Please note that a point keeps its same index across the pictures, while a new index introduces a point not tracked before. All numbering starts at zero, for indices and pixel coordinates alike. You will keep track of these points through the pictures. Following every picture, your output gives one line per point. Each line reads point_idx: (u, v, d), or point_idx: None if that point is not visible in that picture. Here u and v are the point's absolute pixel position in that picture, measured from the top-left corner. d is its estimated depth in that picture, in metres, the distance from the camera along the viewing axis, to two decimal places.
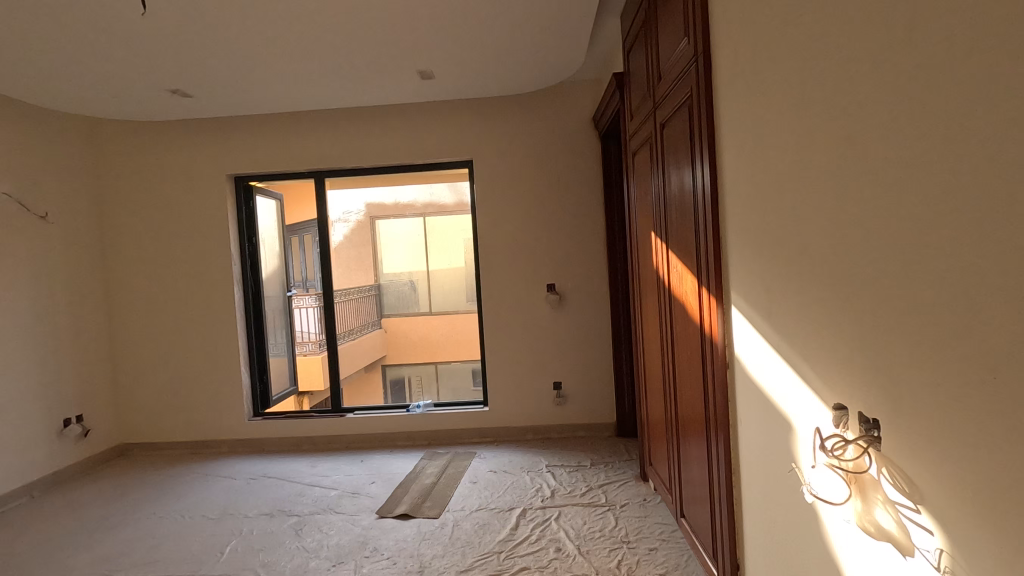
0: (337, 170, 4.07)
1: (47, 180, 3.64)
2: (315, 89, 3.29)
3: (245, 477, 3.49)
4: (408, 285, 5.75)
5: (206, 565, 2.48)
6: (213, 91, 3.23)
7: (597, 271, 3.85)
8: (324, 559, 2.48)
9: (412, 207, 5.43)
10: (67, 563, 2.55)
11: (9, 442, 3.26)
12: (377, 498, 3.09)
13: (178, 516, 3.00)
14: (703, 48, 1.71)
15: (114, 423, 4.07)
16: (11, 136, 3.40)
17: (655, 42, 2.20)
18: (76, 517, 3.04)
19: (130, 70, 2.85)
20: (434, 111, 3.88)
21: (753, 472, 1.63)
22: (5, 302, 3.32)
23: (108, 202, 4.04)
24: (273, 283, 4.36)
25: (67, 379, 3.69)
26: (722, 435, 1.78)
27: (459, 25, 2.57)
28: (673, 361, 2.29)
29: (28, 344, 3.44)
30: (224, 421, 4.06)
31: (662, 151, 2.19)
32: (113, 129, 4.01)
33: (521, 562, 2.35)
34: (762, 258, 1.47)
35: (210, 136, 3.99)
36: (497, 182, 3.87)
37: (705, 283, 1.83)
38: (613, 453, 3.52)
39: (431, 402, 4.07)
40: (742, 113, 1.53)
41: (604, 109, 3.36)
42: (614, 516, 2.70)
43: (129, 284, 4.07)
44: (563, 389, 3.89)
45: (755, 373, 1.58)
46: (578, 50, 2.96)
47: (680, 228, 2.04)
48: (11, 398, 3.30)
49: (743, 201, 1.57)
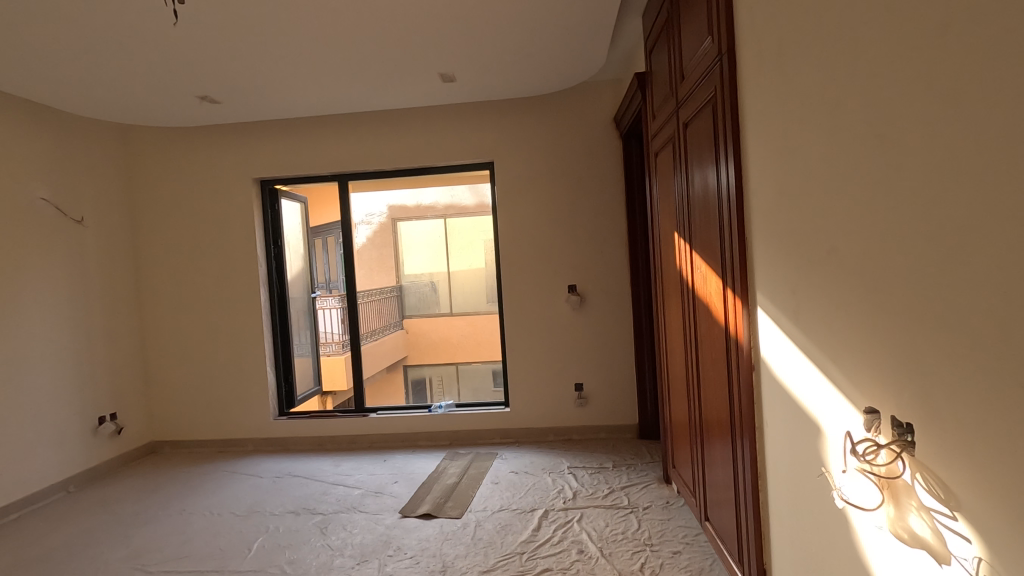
0: (360, 173, 4.12)
1: (83, 186, 3.76)
2: (338, 94, 3.35)
3: (271, 476, 3.56)
4: (429, 286, 5.81)
5: (234, 561, 2.54)
6: (239, 97, 3.30)
7: (618, 272, 3.83)
8: (348, 557, 2.51)
9: (434, 208, 5.52)
10: (102, 557, 2.63)
11: (48, 439, 3.38)
12: (399, 497, 3.11)
13: (207, 512, 3.08)
14: (727, 46, 1.69)
15: (146, 421, 4.18)
16: (50, 144, 3.53)
17: (677, 41, 2.18)
18: (111, 513, 3.13)
19: (160, 78, 2.93)
20: (455, 114, 3.91)
21: (780, 475, 1.60)
22: (43, 303, 3.44)
23: (140, 206, 4.16)
24: (298, 285, 4.43)
25: (102, 379, 3.81)
26: (748, 438, 1.76)
27: (479, 28, 2.59)
28: (696, 362, 2.26)
29: (65, 344, 3.56)
30: (251, 420, 4.14)
31: (685, 150, 2.17)
32: (145, 136, 4.12)
33: (543, 563, 2.35)
34: (789, 258, 1.45)
35: (237, 141, 4.08)
36: (518, 183, 3.88)
37: (730, 283, 1.81)
38: (635, 455, 3.49)
39: (453, 403, 4.09)
40: (767, 113, 1.51)
41: (625, 109, 3.35)
42: (636, 519, 2.68)
43: (159, 286, 4.18)
44: (584, 390, 3.88)
45: (782, 375, 1.55)
46: (599, 50, 2.95)
47: (704, 229, 2.02)
48: (48, 396, 3.42)
49: (769, 201, 1.55)
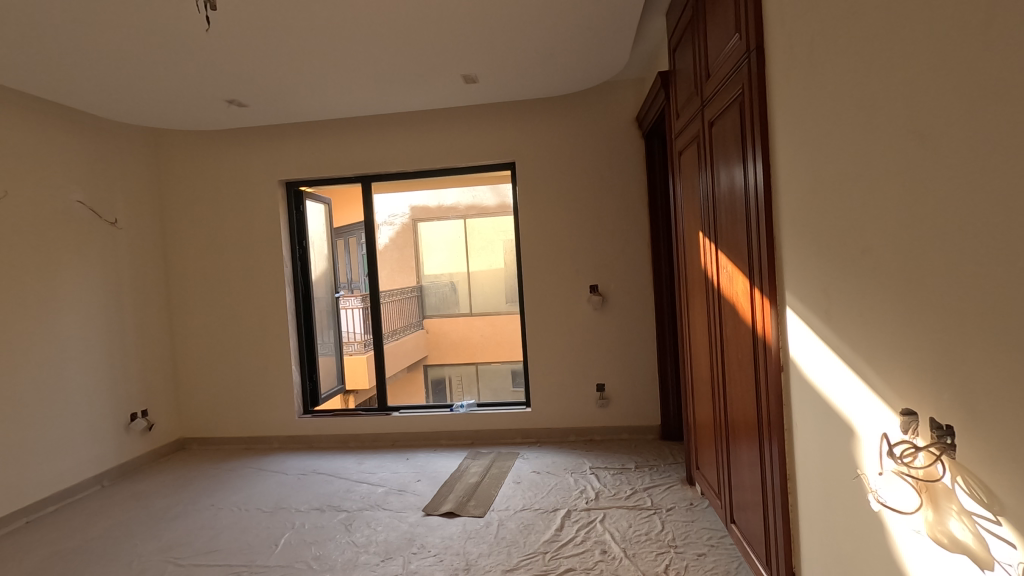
0: (384, 175, 4.16)
1: (116, 189, 3.87)
2: (362, 96, 3.38)
3: (296, 473, 3.62)
4: (449, 287, 5.79)
5: (262, 556, 2.59)
6: (266, 100, 3.36)
7: (639, 272, 3.81)
8: (373, 554, 2.53)
9: (455, 209, 5.54)
10: (136, 550, 2.71)
11: (83, 434, 3.48)
12: (423, 496, 3.14)
13: (235, 508, 3.14)
14: (756, 42, 1.67)
15: (175, 418, 4.29)
16: (84, 148, 3.64)
17: (703, 39, 2.16)
18: (143, 507, 3.21)
19: (190, 82, 3.00)
20: (477, 114, 3.93)
21: (811, 478, 1.58)
22: (78, 302, 3.54)
23: (170, 209, 4.26)
24: (322, 285, 4.49)
25: (133, 376, 3.91)
26: (776, 440, 1.74)
27: (502, 28, 2.60)
28: (722, 364, 2.24)
29: (99, 343, 3.67)
30: (276, 417, 4.21)
31: (711, 149, 2.15)
32: (174, 139, 4.22)
33: (567, 563, 2.35)
34: (821, 257, 1.43)
35: (264, 144, 4.15)
36: (539, 183, 3.88)
37: (758, 283, 1.79)
38: (658, 456, 3.47)
39: (474, 402, 4.11)
40: (799, 110, 1.48)
41: (648, 108, 3.32)
42: (660, 520, 2.66)
43: (188, 286, 4.28)
44: (606, 390, 3.86)
45: (811, 376, 1.53)
46: (623, 49, 2.94)
47: (731, 229, 2.00)
48: (83, 393, 3.52)
49: (798, 200, 1.53)
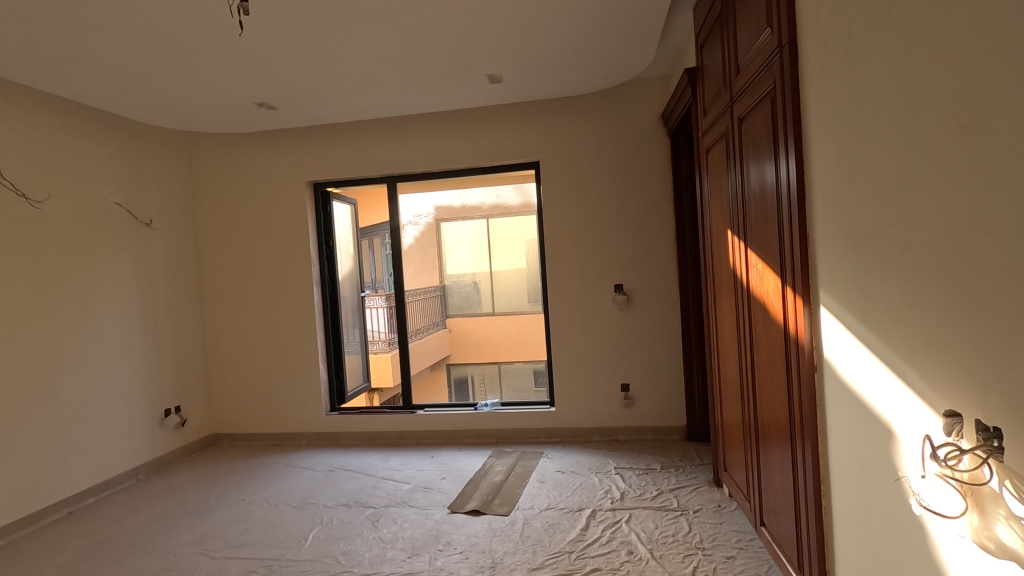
0: (409, 175, 4.20)
1: (151, 191, 3.98)
2: (388, 97, 3.42)
3: (324, 469, 3.68)
4: (471, 286, 5.83)
5: (292, 550, 2.64)
6: (295, 103, 3.42)
7: (665, 270, 3.78)
8: (400, 550, 2.56)
9: (479, 209, 5.59)
10: (171, 542, 2.78)
11: (120, 430, 3.60)
12: (448, 493, 3.17)
13: (265, 503, 3.20)
14: (789, 36, 1.64)
15: (206, 414, 4.39)
16: (120, 151, 3.75)
17: (733, 34, 2.13)
18: (177, 500, 3.30)
19: (222, 85, 3.07)
20: (501, 114, 3.94)
21: (846, 481, 1.55)
22: (116, 301, 3.66)
23: (202, 210, 4.37)
24: (348, 284, 4.58)
25: (167, 373, 4.02)
26: (810, 442, 1.71)
27: (528, 27, 2.60)
28: (751, 365, 2.21)
29: (134, 340, 3.77)
30: (304, 414, 4.29)
31: (740, 147, 2.12)
32: (206, 142, 4.33)
33: (593, 563, 2.34)
34: (858, 254, 1.40)
35: (292, 146, 4.23)
36: (563, 182, 3.87)
37: (790, 282, 1.76)
38: (684, 457, 3.44)
39: (499, 401, 4.12)
40: (834, 104, 1.45)
41: (674, 105, 3.29)
42: (686, 522, 2.64)
43: (219, 285, 4.38)
44: (630, 390, 3.84)
45: (847, 377, 1.50)
46: (650, 46, 2.91)
47: (762, 226, 1.96)
48: (121, 388, 3.64)
49: (833, 197, 1.50)
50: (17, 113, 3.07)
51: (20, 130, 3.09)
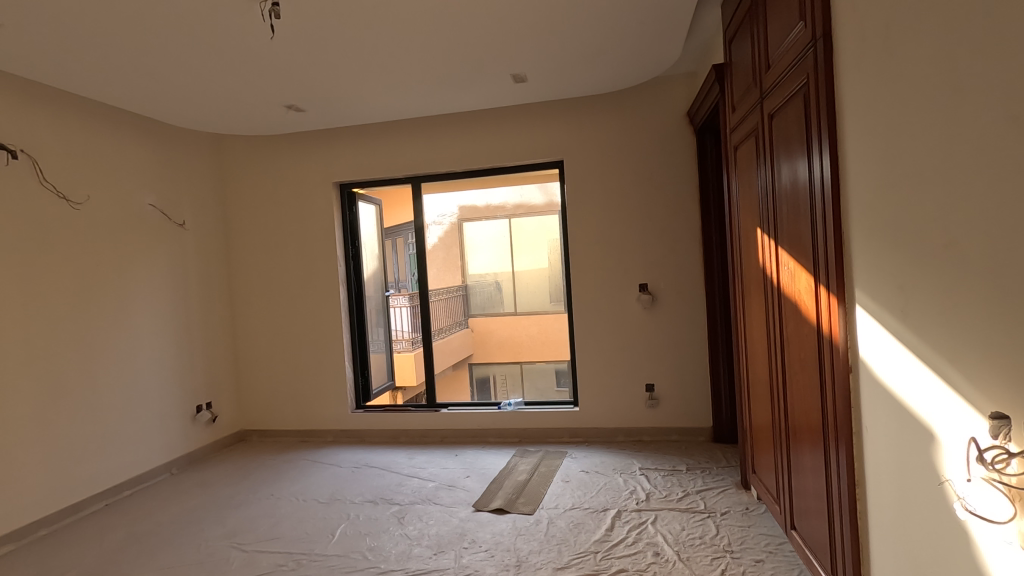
0: (433, 175, 4.23)
1: (183, 192, 4.08)
2: (414, 97, 3.45)
3: (350, 466, 3.73)
4: (493, 286, 5.90)
5: (320, 545, 2.68)
6: (322, 105, 3.48)
7: (691, 270, 3.73)
8: (426, 547, 2.58)
9: (502, 209, 5.60)
10: (203, 535, 2.85)
11: (154, 425, 3.70)
12: (472, 491, 3.18)
13: (293, 498, 3.26)
14: (823, 29, 1.60)
15: (236, 410, 4.49)
16: (153, 153, 3.85)
17: (763, 28, 2.09)
18: (208, 494, 3.38)
19: (252, 88, 3.14)
20: (524, 113, 3.94)
21: (882, 484, 1.51)
22: (150, 300, 3.76)
23: (232, 210, 4.46)
24: (373, 284, 4.65)
25: (199, 370, 4.12)
26: (844, 444, 1.67)
27: (553, 26, 2.59)
28: (782, 365, 2.17)
29: (168, 338, 3.88)
30: (330, 411, 4.36)
31: (771, 143, 2.08)
32: (236, 145, 4.42)
33: (619, 563, 2.33)
34: (896, 251, 1.37)
35: (318, 148, 4.30)
36: (588, 181, 3.86)
37: (824, 281, 1.72)
38: (710, 458, 3.39)
39: (522, 401, 4.12)
40: (870, 99, 1.42)
41: (701, 103, 3.25)
42: (714, 524, 2.60)
43: (248, 284, 4.47)
44: (655, 390, 3.80)
45: (884, 378, 1.47)
46: (677, 43, 2.88)
47: (793, 224, 1.92)
48: (155, 385, 3.74)
49: (870, 194, 1.46)
50: (57, 117, 3.18)
51: (61, 134, 3.20)
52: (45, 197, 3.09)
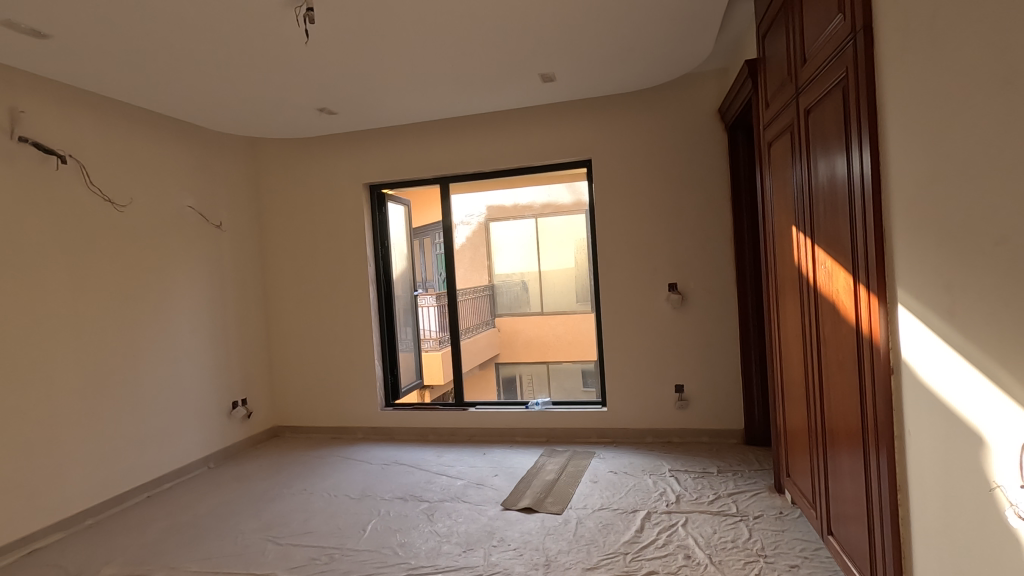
0: (462, 175, 4.26)
1: (220, 194, 4.20)
2: (443, 99, 3.48)
3: (380, 463, 3.79)
4: (520, 285, 5.91)
5: (352, 540, 2.73)
6: (353, 107, 3.54)
7: (721, 269, 3.67)
8: (455, 544, 2.60)
9: (530, 208, 5.62)
10: (239, 528, 2.93)
11: (193, 420, 3.82)
12: (500, 490, 3.20)
13: (325, 493, 3.33)
14: (863, 22, 1.56)
15: (270, 407, 4.60)
16: (193, 157, 3.98)
17: (800, 22, 2.04)
18: (244, 488, 3.48)
19: (287, 92, 3.22)
20: (552, 113, 3.94)
21: (927, 490, 1.46)
22: (189, 299, 3.89)
23: (266, 212, 4.57)
24: (401, 284, 4.71)
25: (235, 367, 4.23)
26: (885, 448, 1.62)
27: (581, 25, 2.59)
28: (819, 366, 2.11)
29: (206, 335, 4.00)
30: (360, 409, 4.43)
31: (807, 139, 2.03)
32: (270, 148, 4.53)
33: (649, 565, 2.31)
34: (942, 246, 1.32)
35: (349, 150, 4.37)
36: (616, 180, 3.83)
37: (863, 280, 1.68)
38: (742, 461, 3.33)
39: (550, 401, 4.11)
40: (913, 91, 1.38)
41: (732, 99, 3.20)
42: (747, 528, 2.56)
43: (281, 284, 4.58)
44: (685, 392, 3.76)
45: (928, 379, 1.43)
46: (709, 39, 2.84)
47: (831, 222, 1.88)
48: (194, 381, 3.86)
49: (913, 191, 1.42)
50: (103, 123, 3.32)
51: (106, 140, 3.33)
52: (92, 200, 3.22)
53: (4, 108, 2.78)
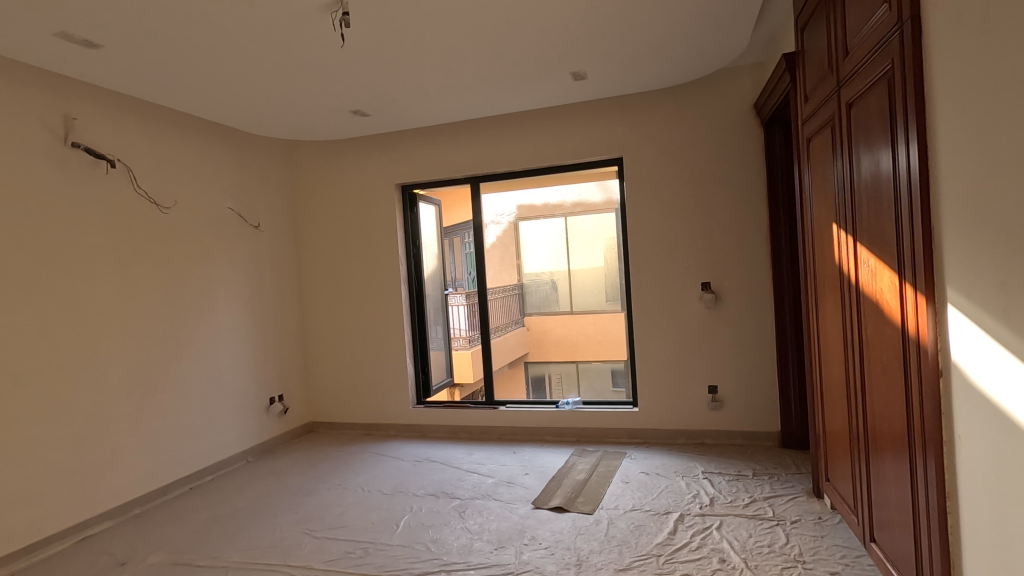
0: (492, 174, 4.28)
1: (258, 196, 4.32)
2: (474, 98, 3.50)
3: (412, 460, 3.84)
4: (549, 284, 5.84)
5: (385, 534, 2.77)
6: (385, 108, 3.59)
7: (757, 268, 3.59)
8: (487, 542, 2.62)
9: (560, 207, 5.59)
10: (277, 521, 3.00)
11: (233, 415, 3.94)
12: (531, 489, 3.20)
13: (359, 489, 3.39)
14: (909, 11, 1.50)
15: (305, 403, 4.71)
16: (233, 159, 4.10)
17: (841, 13, 1.98)
18: (281, 482, 3.57)
19: (322, 95, 3.29)
20: (583, 111, 3.92)
21: (979, 498, 1.40)
22: (228, 297, 4.01)
23: (301, 212, 4.68)
24: (432, 283, 4.76)
25: (272, 364, 4.35)
26: (933, 454, 1.56)
27: (612, 22, 2.57)
28: (861, 369, 2.05)
29: (245, 333, 4.12)
30: (393, 406, 4.50)
31: (849, 134, 1.97)
32: (306, 150, 4.64)
33: (682, 568, 2.28)
34: (997, 243, 1.27)
35: (381, 151, 4.44)
36: (648, 178, 3.79)
37: (910, 280, 1.62)
38: (778, 464, 3.25)
39: (580, 400, 4.09)
40: (966, 83, 1.33)
41: (769, 93, 3.11)
42: (784, 532, 2.50)
43: (316, 283, 4.68)
44: (718, 393, 3.69)
45: (981, 383, 1.37)
46: (745, 33, 2.78)
47: (875, 219, 1.82)
48: (233, 377, 3.98)
49: (964, 188, 1.36)
50: (148, 128, 3.45)
51: (152, 144, 3.46)
52: (138, 203, 3.35)
53: (59, 115, 2.93)
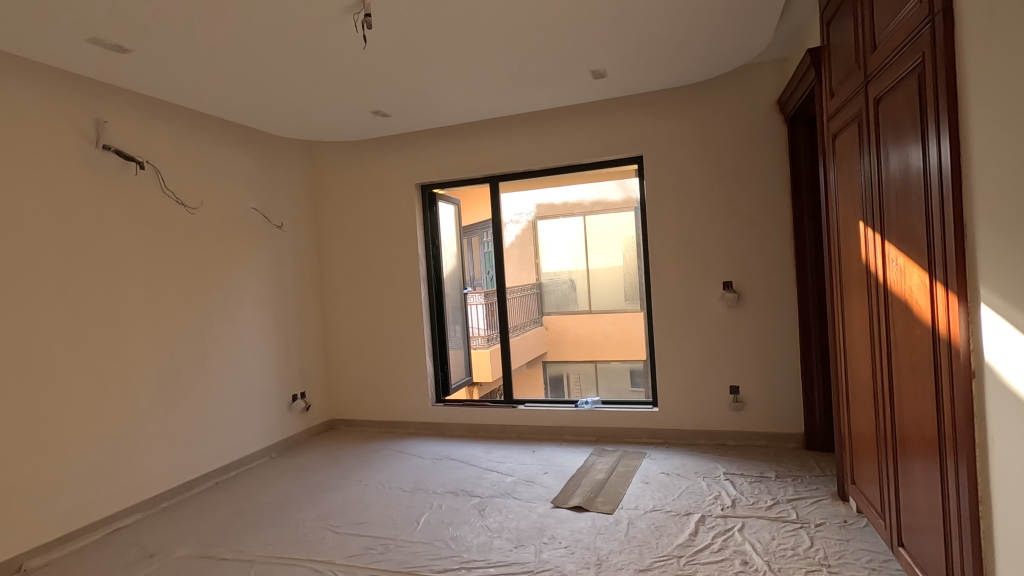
0: (510, 174, 4.29)
1: (281, 196, 4.39)
2: (493, 97, 3.51)
3: (431, 457, 3.86)
4: (568, 284, 5.83)
5: (406, 531, 2.80)
6: (406, 108, 3.61)
7: (780, 267, 3.54)
8: (506, 540, 2.63)
9: (580, 206, 5.54)
10: (300, 516, 3.05)
11: (256, 411, 4.01)
12: (551, 488, 3.19)
13: (380, 485, 3.43)
14: (940, 3, 1.47)
15: (326, 400, 4.78)
16: (256, 160, 4.17)
17: (869, 7, 1.94)
18: (303, 478, 3.62)
19: (343, 96, 3.32)
20: (603, 109, 3.91)
21: (1013, 503, 1.36)
22: (252, 296, 4.08)
23: (323, 212, 4.74)
24: (451, 282, 4.78)
25: (294, 361, 4.42)
26: (964, 456, 1.52)
27: (633, 19, 2.55)
28: (889, 369, 2.01)
29: (268, 331, 4.19)
30: (412, 404, 4.54)
31: (877, 130, 1.93)
32: (327, 151, 4.70)
33: (704, 570, 2.26)
34: None
35: (402, 151, 4.48)
36: (669, 176, 3.76)
37: (940, 279, 1.58)
38: (801, 467, 3.20)
39: (599, 400, 4.08)
40: (1001, 77, 1.29)
41: (794, 89, 3.06)
42: (808, 535, 2.46)
43: (336, 282, 4.74)
44: (740, 394, 3.65)
45: (1016, 384, 1.33)
46: (769, 28, 2.74)
47: (903, 217, 1.78)
48: (257, 374, 4.05)
49: (1000, 185, 1.32)
50: (175, 130, 3.52)
51: (179, 145, 3.54)
52: (166, 203, 3.43)
53: (90, 118, 3.01)
